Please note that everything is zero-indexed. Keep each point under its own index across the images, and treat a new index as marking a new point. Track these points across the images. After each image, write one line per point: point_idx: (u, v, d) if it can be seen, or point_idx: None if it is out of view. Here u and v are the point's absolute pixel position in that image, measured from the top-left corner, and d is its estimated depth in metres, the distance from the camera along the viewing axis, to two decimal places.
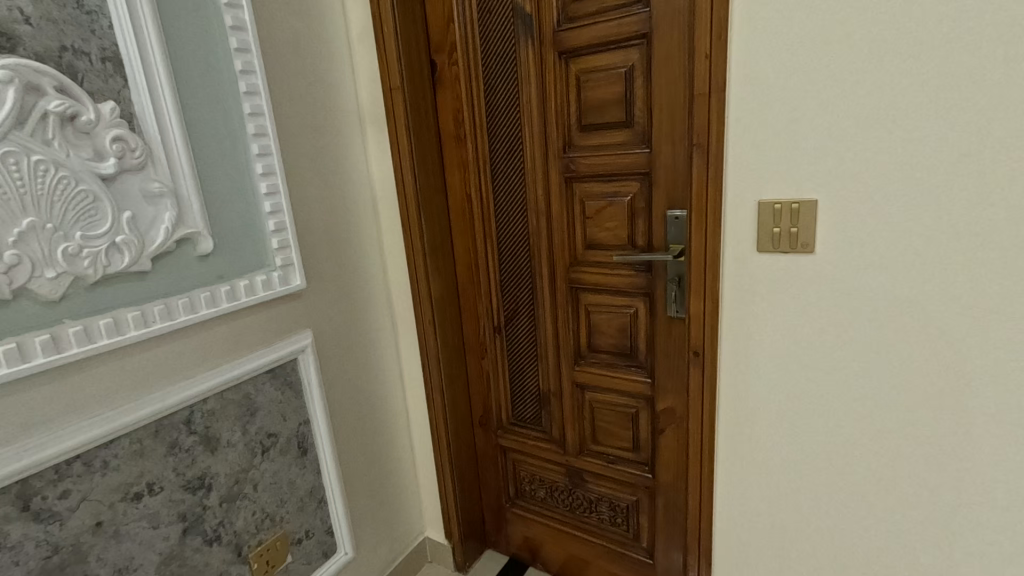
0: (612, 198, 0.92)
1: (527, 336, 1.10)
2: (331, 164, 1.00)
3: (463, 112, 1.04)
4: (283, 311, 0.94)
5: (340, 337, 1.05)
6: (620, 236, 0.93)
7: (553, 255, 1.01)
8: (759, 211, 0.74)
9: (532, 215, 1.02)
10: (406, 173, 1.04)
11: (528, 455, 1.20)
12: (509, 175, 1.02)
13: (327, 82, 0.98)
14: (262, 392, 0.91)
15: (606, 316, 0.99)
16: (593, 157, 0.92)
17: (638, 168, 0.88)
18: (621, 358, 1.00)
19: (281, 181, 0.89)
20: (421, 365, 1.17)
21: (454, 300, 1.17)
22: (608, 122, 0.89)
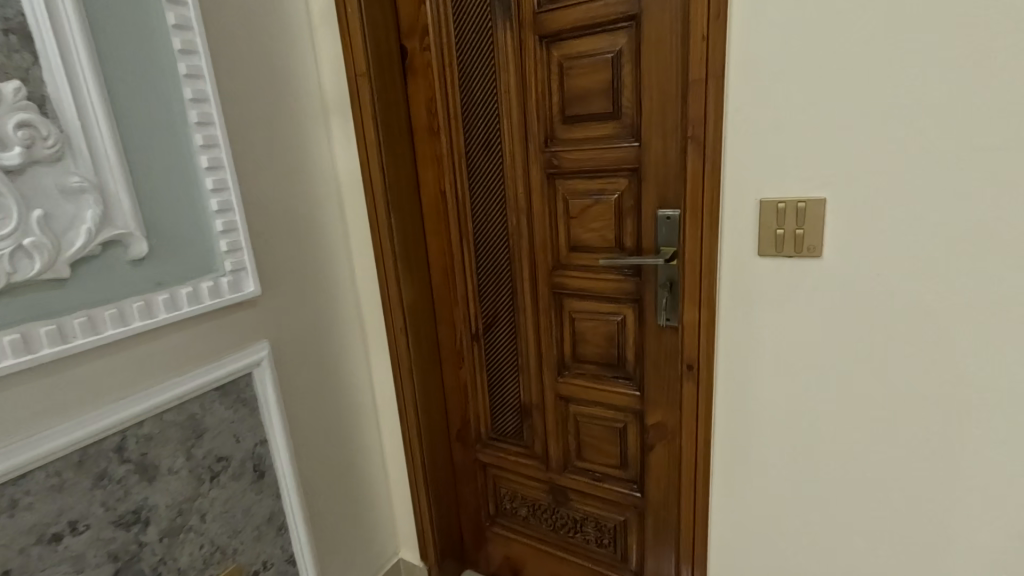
0: (599, 196, 0.85)
1: (507, 345, 1.03)
2: (290, 158, 0.91)
3: (436, 102, 0.95)
4: (233, 321, 0.84)
5: (303, 347, 0.96)
6: (607, 237, 0.86)
7: (534, 257, 0.94)
8: (760, 211, 0.67)
9: (512, 214, 0.94)
10: (374, 168, 0.95)
11: (509, 471, 1.12)
12: (486, 171, 0.94)
13: (283, 66, 0.89)
14: (210, 412, 0.81)
15: (592, 324, 0.91)
16: (578, 151, 0.84)
17: (627, 164, 0.81)
18: (608, 370, 0.93)
19: (230, 175, 0.79)
20: (392, 376, 1.08)
21: (428, 306, 1.08)
22: (594, 113, 0.82)
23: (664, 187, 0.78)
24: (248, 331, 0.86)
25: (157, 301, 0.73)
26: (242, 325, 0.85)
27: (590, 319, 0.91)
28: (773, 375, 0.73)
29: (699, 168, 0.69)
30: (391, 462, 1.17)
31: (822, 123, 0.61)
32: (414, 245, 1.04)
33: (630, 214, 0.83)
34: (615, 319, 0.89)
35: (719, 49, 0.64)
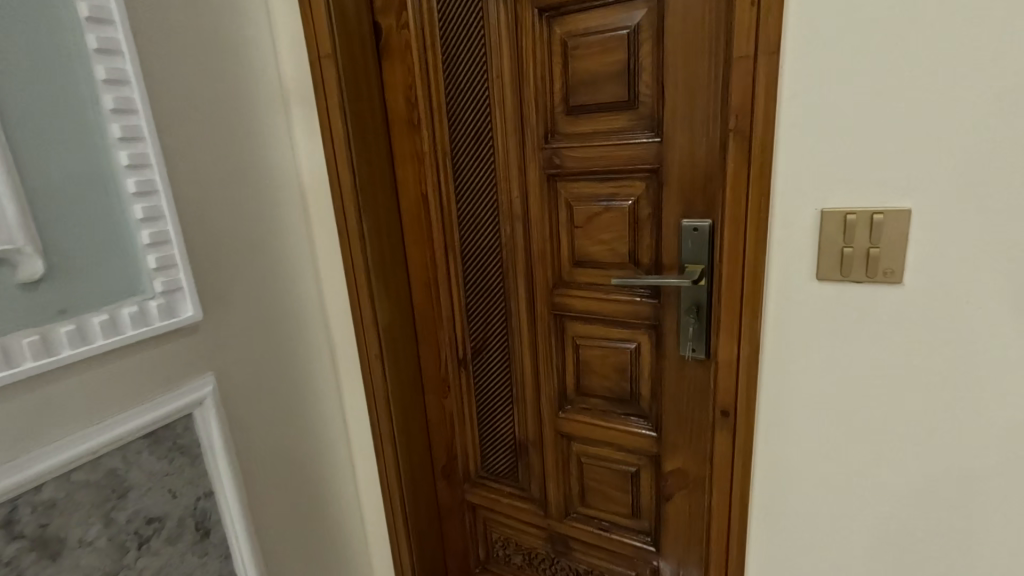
0: (609, 203, 0.71)
1: (500, 373, 0.89)
2: (241, 155, 0.76)
3: (416, 91, 0.81)
4: (167, 352, 0.69)
5: (259, 379, 0.81)
6: (620, 251, 0.72)
7: (532, 273, 0.80)
8: (822, 225, 0.52)
9: (505, 223, 0.80)
10: (343, 169, 0.81)
11: (502, 514, 0.98)
12: (475, 172, 0.80)
13: (231, 44, 0.74)
14: (137, 465, 0.67)
15: (601, 353, 0.77)
16: (584, 149, 0.70)
17: (644, 164, 0.67)
18: (618, 406, 0.79)
19: (159, 176, 0.65)
20: (367, 408, 0.93)
21: (408, 328, 0.94)
22: (603, 103, 0.68)
23: (690, 193, 0.65)
24: (187, 364, 0.72)
25: (58, 333, 0.58)
26: (180, 357, 0.71)
27: (598, 347, 0.77)
28: (833, 429, 0.58)
29: (742, 170, 0.55)
30: (367, 505, 1.02)
31: (905, 113, 0.47)
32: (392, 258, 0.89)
33: (648, 224, 0.69)
34: (628, 347, 0.75)
35: (770, 17, 0.50)
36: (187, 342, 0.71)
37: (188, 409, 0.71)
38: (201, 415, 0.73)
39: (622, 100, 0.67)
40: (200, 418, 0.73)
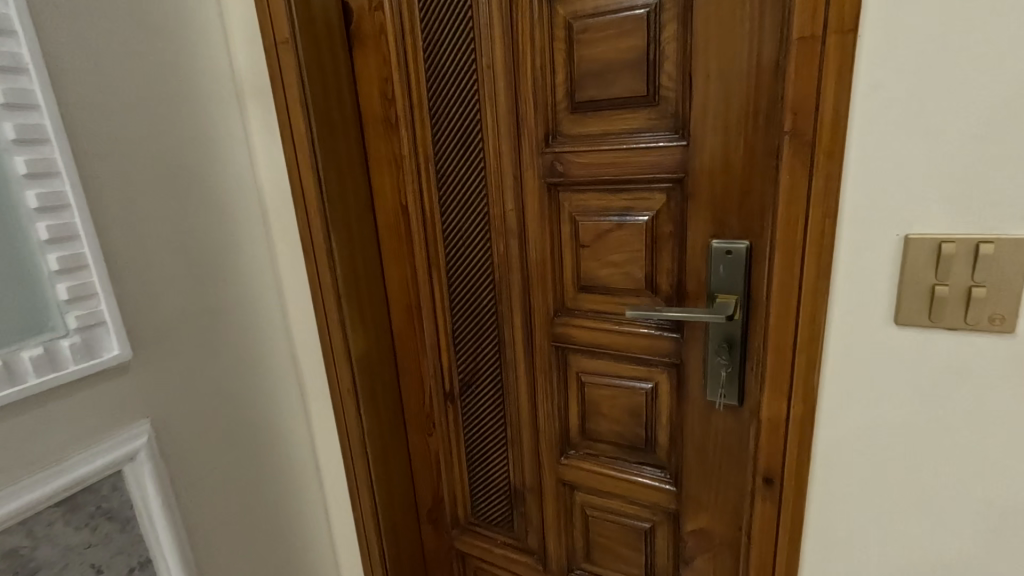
0: (623, 218, 0.60)
1: (493, 409, 0.77)
2: (184, 160, 0.64)
3: (393, 85, 0.69)
4: (89, 399, 0.57)
5: (212, 422, 0.70)
6: (635, 275, 0.61)
7: (530, 297, 0.69)
8: (904, 255, 0.41)
9: (499, 240, 0.69)
10: (306, 176, 0.69)
11: (495, 567, 0.86)
12: (463, 181, 0.69)
13: (169, 26, 0.62)
14: (49, 537, 0.55)
15: (612, 393, 0.66)
16: (593, 154, 0.59)
17: (667, 172, 0.56)
18: (631, 454, 0.68)
19: (71, 187, 0.54)
20: (341, 449, 0.81)
21: (388, 357, 0.82)
22: (615, 98, 0.56)
23: (723, 207, 0.54)
24: (116, 412, 0.60)
25: None
26: (106, 404, 0.59)
27: (609, 386, 0.66)
28: (907, 509, 0.47)
29: (801, 183, 0.44)
30: (343, 556, 0.90)
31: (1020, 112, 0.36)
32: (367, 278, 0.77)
33: (670, 244, 0.58)
34: (644, 388, 0.64)
35: None
36: (115, 386, 0.59)
37: (115, 467, 0.59)
38: (134, 471, 0.61)
39: (639, 95, 0.55)
40: (132, 475, 0.61)
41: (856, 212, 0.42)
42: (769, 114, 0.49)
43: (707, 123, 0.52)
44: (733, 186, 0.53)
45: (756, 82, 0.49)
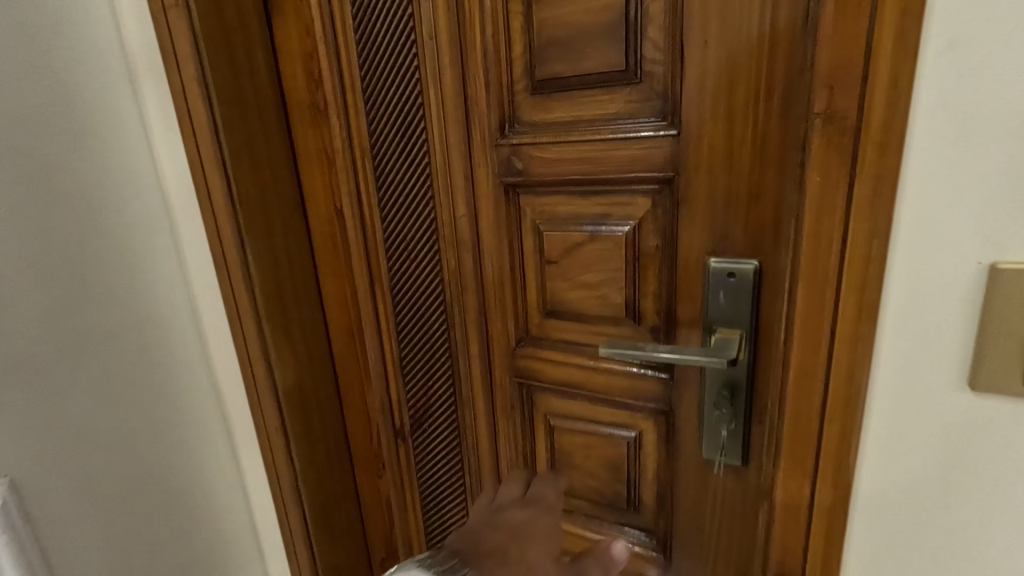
0: (598, 228, 0.47)
1: (448, 450, 0.65)
2: (53, 154, 0.51)
3: (319, 61, 0.56)
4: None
5: (104, 476, 0.57)
6: (612, 300, 0.48)
7: (487, 321, 0.56)
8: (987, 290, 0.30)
9: (449, 252, 0.56)
10: (211, 175, 0.56)
11: None
12: (404, 179, 0.56)
13: None
14: None
15: (588, 441, 0.54)
16: (559, 147, 0.46)
17: (653, 171, 0.43)
18: (611, 515, 0.55)
19: None
20: (272, 495, 0.69)
21: (328, 386, 0.70)
22: (586, 74, 0.44)
23: (724, 216, 0.41)
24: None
25: None
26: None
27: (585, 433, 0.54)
28: None
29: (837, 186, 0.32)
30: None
31: None
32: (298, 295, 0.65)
33: (657, 262, 0.46)
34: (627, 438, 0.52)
35: None
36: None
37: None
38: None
39: (615, 70, 0.43)
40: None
41: (920, 220, 0.32)
42: (787, 94, 0.37)
43: (705, 105, 0.40)
44: (740, 187, 0.40)
45: (769, 49, 0.37)
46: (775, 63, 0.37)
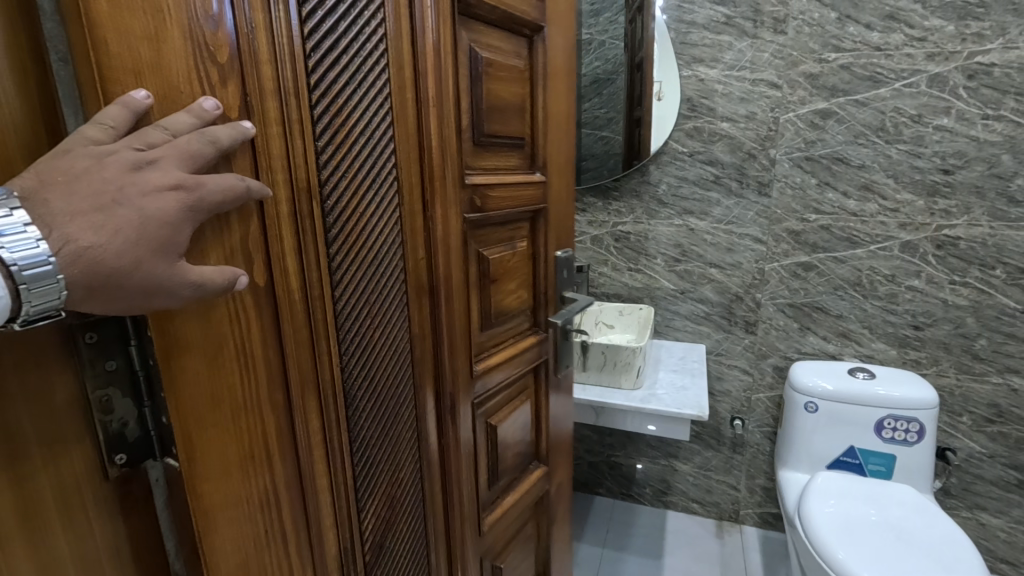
0: (512, 247, 1.32)
1: (411, 367, 1.04)
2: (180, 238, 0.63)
3: (306, 124, 0.78)
4: (87, 159, 0.56)
5: None
6: (514, 292, 1.35)
7: (450, 270, 1.09)
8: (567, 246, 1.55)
9: (411, 241, 1.00)
10: (284, 233, 0.77)
11: (440, 474, 1.16)
12: (350, 180, 0.86)
13: (280, 121, 0.74)
14: None
15: (512, 418, 1.40)
16: (496, 200, 1.21)
17: (527, 206, 1.32)
18: (516, 369, 1.37)
19: (140, 280, 0.59)
20: (281, 482, 0.83)
21: (308, 386, 0.84)
22: (508, 137, 1.23)
23: (555, 231, 1.47)
24: (81, 196, 0.55)
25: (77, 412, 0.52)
26: (92, 186, 0.56)
27: (515, 390, 1.41)
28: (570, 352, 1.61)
29: (558, 209, 1.48)
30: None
31: None
32: (248, 331, 0.75)
33: (533, 261, 1.43)
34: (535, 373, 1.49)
35: (558, 134, 1.41)
36: (165, 201, 0.60)
37: (17, 284, 0.51)
38: (33, 280, 0.52)
39: (508, 146, 1.23)
40: (38, 290, 0.53)
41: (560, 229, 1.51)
42: (558, 164, 1.44)
43: (550, 155, 1.38)
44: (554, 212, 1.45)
45: (559, 159, 1.44)
46: (559, 160, 1.44)
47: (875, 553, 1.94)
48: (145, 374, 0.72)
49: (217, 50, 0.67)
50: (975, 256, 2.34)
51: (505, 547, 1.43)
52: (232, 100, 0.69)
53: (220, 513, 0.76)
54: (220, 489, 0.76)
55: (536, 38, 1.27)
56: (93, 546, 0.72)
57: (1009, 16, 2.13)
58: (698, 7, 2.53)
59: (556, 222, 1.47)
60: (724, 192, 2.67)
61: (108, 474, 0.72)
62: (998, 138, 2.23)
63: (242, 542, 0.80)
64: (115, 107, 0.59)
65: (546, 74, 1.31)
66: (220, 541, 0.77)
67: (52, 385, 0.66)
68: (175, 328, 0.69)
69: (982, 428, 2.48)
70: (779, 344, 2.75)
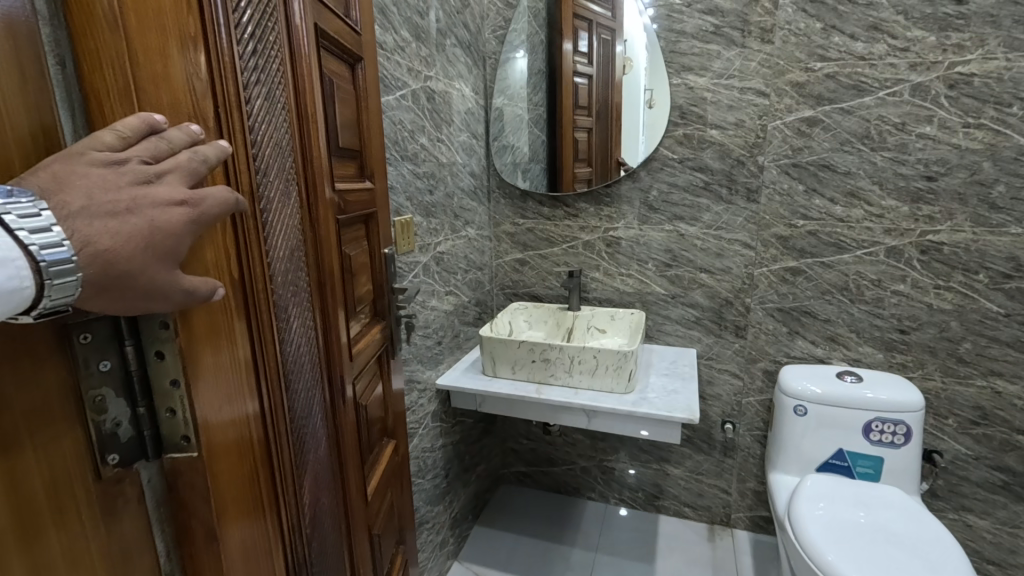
0: (358, 246, 1.52)
1: (324, 352, 1.17)
2: (181, 244, 0.66)
3: (260, 137, 0.85)
4: (101, 166, 0.59)
5: None
6: (359, 285, 1.54)
7: (333, 265, 1.23)
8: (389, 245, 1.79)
9: (319, 239, 1.13)
10: (259, 231, 0.84)
11: (348, 447, 1.30)
12: (275, 188, 0.90)
13: (249, 136, 0.81)
14: None
15: (371, 395, 1.60)
16: (349, 203, 1.40)
17: (364, 209, 1.53)
18: (370, 351, 1.58)
19: (144, 281, 0.62)
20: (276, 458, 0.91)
21: (284, 369, 0.92)
22: (345, 148, 1.42)
23: (384, 231, 1.71)
24: (99, 203, 0.58)
25: None
26: (108, 193, 0.59)
27: (370, 370, 1.59)
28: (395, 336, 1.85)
29: (384, 211, 1.71)
30: (235, 562, 0.85)
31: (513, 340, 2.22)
32: (243, 323, 0.82)
33: (371, 256, 1.64)
34: (381, 356, 1.71)
35: (379, 147, 1.63)
36: (171, 214, 0.64)
37: (42, 278, 0.52)
38: (58, 276, 0.53)
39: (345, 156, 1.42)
40: (59, 287, 0.54)
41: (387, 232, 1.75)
42: (382, 173, 1.67)
43: (377, 165, 1.61)
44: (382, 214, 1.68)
45: (382, 167, 1.67)
46: (383, 170, 1.67)
47: (863, 554, 2.00)
48: (140, 371, 0.74)
49: (192, 63, 0.71)
50: (958, 262, 2.43)
51: (378, 510, 1.62)
52: (206, 107, 0.73)
53: (227, 498, 0.83)
54: (216, 478, 0.81)
55: (357, 66, 1.49)
56: (86, 556, 0.68)
57: (987, 28, 2.23)
58: (687, 17, 2.62)
59: (385, 222, 1.70)
60: (714, 199, 2.75)
61: (101, 476, 0.70)
62: (979, 146, 2.32)
63: (243, 525, 0.86)
64: (132, 118, 0.64)
65: (368, 98, 1.55)
66: (229, 516, 0.83)
67: (44, 385, 0.63)
68: (187, 317, 0.75)
69: (967, 430, 2.57)
70: (768, 348, 2.83)
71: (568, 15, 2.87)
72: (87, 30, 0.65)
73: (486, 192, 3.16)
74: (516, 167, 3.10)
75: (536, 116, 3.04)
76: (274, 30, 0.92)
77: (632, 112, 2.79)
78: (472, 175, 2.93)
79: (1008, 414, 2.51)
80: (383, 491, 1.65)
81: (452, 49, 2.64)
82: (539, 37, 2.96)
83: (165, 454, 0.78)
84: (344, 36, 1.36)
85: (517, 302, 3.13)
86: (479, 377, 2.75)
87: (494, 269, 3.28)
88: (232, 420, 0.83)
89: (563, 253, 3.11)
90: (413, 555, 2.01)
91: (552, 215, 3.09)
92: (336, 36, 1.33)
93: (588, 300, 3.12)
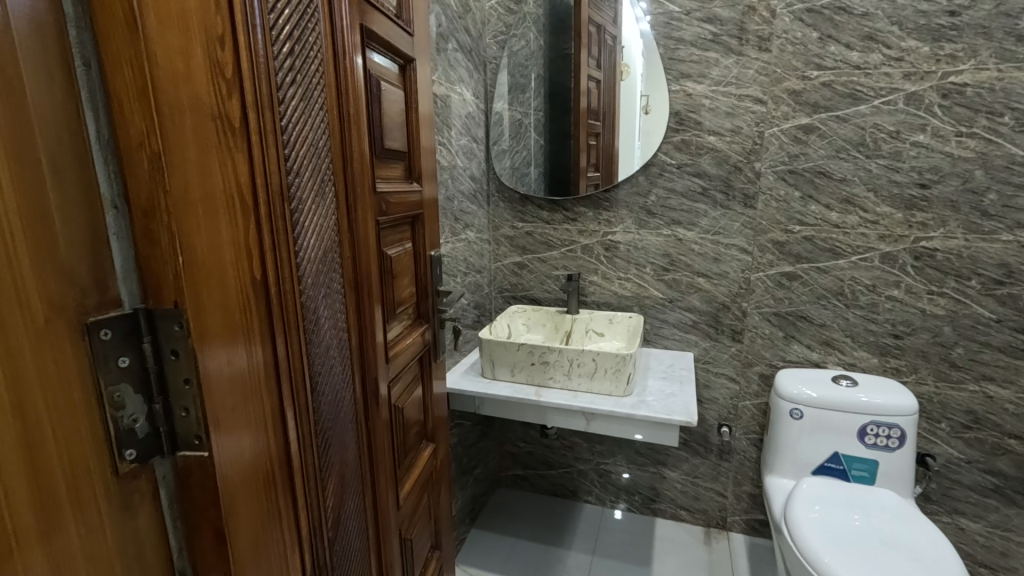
0: (402, 249, 1.60)
1: (357, 353, 1.18)
2: None
3: (290, 134, 0.81)
4: None
5: None
6: (405, 286, 1.65)
7: (370, 266, 1.25)
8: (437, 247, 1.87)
9: (348, 240, 1.11)
10: (282, 238, 0.78)
11: (378, 447, 1.33)
12: (306, 189, 0.86)
13: (280, 136, 0.78)
14: None
15: (407, 395, 1.66)
16: (395, 204, 1.49)
17: (412, 210, 1.63)
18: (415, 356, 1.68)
19: None
20: (289, 485, 0.85)
21: (305, 387, 0.86)
22: (398, 153, 1.54)
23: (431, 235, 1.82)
24: None
25: None
26: None
27: (408, 368, 1.65)
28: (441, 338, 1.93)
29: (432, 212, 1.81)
30: None
31: None
32: (255, 338, 0.76)
33: (416, 258, 1.72)
34: (422, 359, 1.78)
35: (427, 150, 1.73)
36: None
37: None
38: None
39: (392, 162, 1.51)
40: None
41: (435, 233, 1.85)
42: (430, 175, 1.77)
43: (425, 169, 1.72)
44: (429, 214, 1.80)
45: (432, 174, 1.79)
46: (431, 174, 1.78)
47: (861, 557, 2.06)
48: (157, 369, 0.71)
49: (221, 68, 0.69)
50: (951, 268, 2.52)
51: (411, 513, 1.68)
52: (235, 110, 0.70)
53: (241, 526, 0.79)
54: (241, 501, 0.79)
55: (407, 68, 1.59)
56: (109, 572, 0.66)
57: (979, 39, 2.33)
58: (686, 25, 2.71)
59: (431, 225, 1.82)
60: (711, 204, 2.84)
61: (119, 472, 0.68)
62: (971, 155, 2.42)
63: (261, 554, 0.82)
64: None
65: (418, 100, 1.64)
66: (244, 542, 0.80)
67: (71, 393, 0.62)
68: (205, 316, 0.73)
69: (959, 434, 2.65)
70: (765, 352, 2.91)
71: (568, 22, 2.96)
72: (111, 35, 0.64)
73: (486, 195, 3.23)
74: (514, 171, 3.18)
75: (535, 121, 3.12)
76: (310, 22, 0.88)
77: (627, 118, 2.89)
78: (472, 178, 3.00)
79: (999, 418, 2.60)
80: (414, 493, 1.70)
81: (453, 54, 2.71)
82: (539, 42, 3.05)
83: (179, 451, 0.75)
84: (392, 39, 1.45)
85: (517, 305, 3.19)
86: (479, 380, 2.81)
87: (493, 273, 3.34)
88: (250, 441, 0.79)
89: (562, 257, 3.18)
90: (447, 561, 2.08)
91: (551, 219, 3.17)
92: (384, 37, 1.40)
93: (587, 304, 3.19)
